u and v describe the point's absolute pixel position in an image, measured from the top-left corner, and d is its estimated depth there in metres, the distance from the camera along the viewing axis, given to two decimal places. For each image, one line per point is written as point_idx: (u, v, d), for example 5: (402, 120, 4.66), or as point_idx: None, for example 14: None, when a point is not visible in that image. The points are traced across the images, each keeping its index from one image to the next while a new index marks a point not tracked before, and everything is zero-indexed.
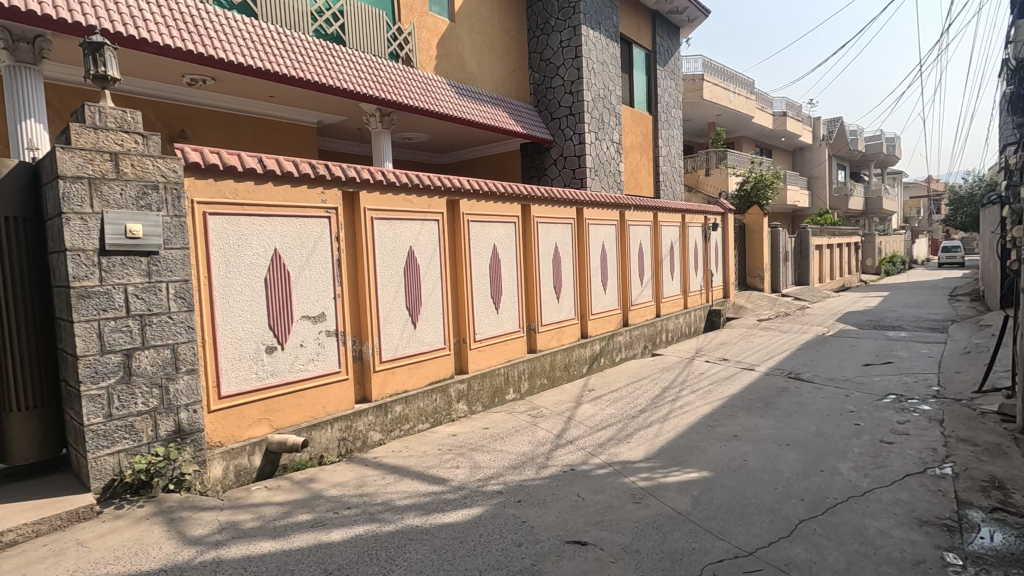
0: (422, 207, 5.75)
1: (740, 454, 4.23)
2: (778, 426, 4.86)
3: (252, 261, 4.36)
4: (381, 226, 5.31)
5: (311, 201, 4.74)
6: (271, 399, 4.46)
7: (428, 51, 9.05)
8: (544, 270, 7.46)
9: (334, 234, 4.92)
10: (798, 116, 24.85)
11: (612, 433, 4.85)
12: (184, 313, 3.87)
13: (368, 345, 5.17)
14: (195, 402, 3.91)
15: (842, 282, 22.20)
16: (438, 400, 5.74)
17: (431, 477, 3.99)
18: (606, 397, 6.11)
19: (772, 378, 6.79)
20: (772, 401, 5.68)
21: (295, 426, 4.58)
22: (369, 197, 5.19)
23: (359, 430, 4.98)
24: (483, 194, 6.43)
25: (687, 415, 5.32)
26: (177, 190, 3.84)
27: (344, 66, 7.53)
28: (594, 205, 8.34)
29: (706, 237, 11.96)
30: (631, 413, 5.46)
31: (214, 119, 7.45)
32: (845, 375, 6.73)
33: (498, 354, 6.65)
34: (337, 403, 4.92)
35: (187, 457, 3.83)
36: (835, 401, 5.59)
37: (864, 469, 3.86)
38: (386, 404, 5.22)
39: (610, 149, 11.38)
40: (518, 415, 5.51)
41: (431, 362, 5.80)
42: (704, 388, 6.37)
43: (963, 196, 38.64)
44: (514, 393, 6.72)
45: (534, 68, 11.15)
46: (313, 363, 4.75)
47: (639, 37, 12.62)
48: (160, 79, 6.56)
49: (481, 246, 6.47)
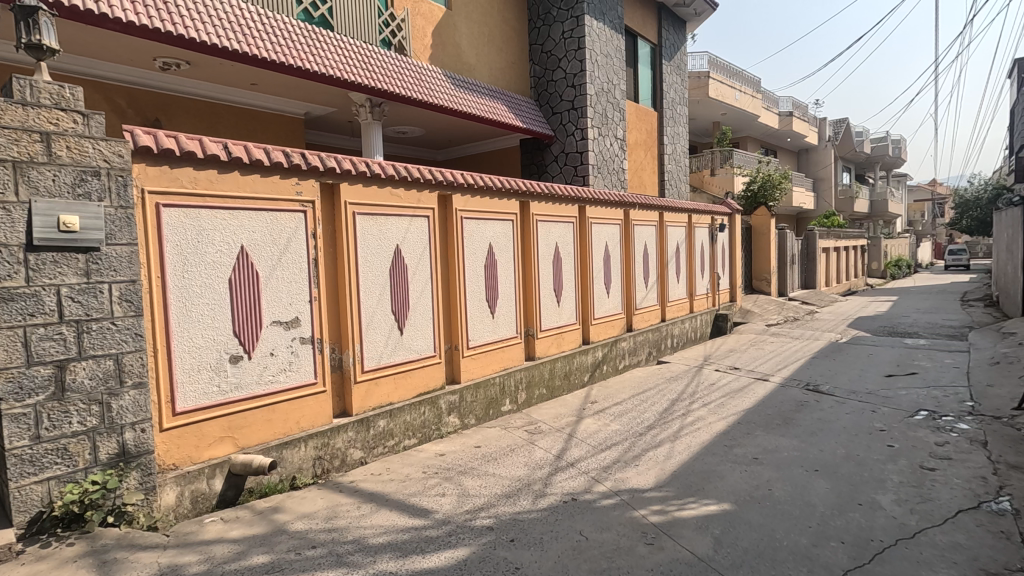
0: (411, 202, 5.25)
1: (763, 482, 3.74)
2: (802, 448, 4.36)
3: (212, 259, 3.86)
4: (364, 222, 4.82)
5: (285, 194, 4.26)
6: (235, 415, 3.96)
7: (423, 39, 8.54)
8: (544, 272, 6.96)
9: (311, 230, 4.43)
10: (804, 116, 24.38)
11: (618, 454, 4.35)
12: (131, 318, 3.38)
13: (349, 353, 4.68)
14: (143, 420, 3.42)
15: (848, 286, 21.77)
16: (427, 414, 5.25)
17: (412, 508, 3.49)
18: (610, 411, 5.61)
19: (788, 389, 6.28)
20: (791, 418, 5.18)
21: (264, 445, 4.09)
22: (351, 189, 4.70)
23: (337, 447, 4.51)
24: (479, 189, 5.95)
25: (700, 433, 4.81)
26: (124, 177, 3.35)
27: (330, 51, 7.03)
28: (597, 203, 7.84)
29: (713, 239, 11.48)
30: (638, 430, 4.96)
31: (191, 107, 6.97)
32: (867, 387, 6.23)
33: (493, 362, 6.15)
34: (313, 418, 4.43)
35: (133, 484, 3.34)
36: (860, 418, 5.10)
37: (908, 503, 3.36)
38: (368, 419, 4.73)
39: (614, 146, 10.91)
40: (513, 432, 5.02)
41: (420, 371, 5.32)
42: (716, 401, 5.86)
43: (969, 199, 38.20)
44: (510, 404, 6.23)
45: (534, 61, 10.67)
46: (286, 375, 4.26)
47: (644, 30, 12.14)
48: (130, 62, 6.07)
49: (475, 246, 5.97)
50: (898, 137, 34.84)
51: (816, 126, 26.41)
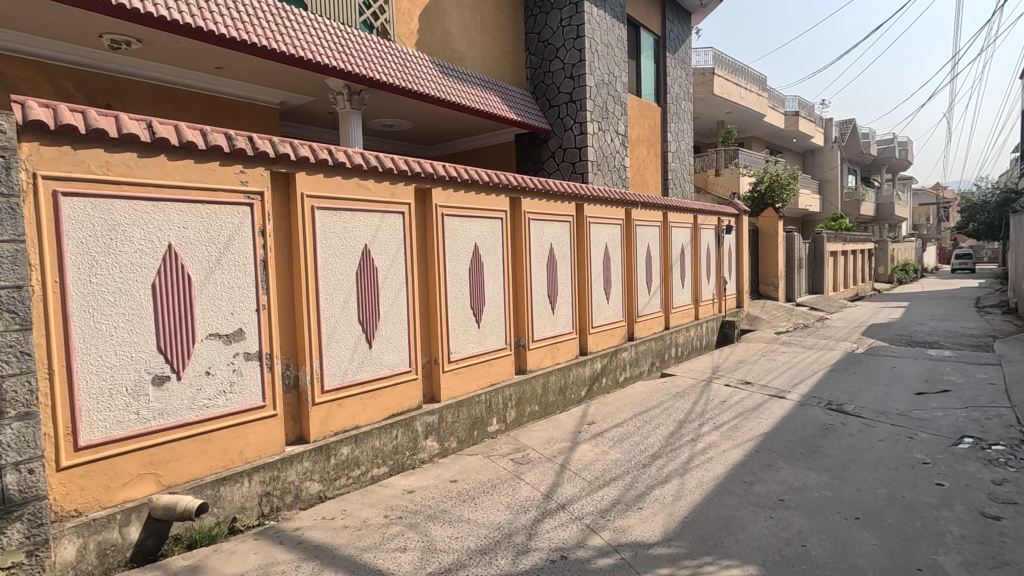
0: (383, 196, 4.60)
1: (794, 535, 3.07)
2: (836, 486, 3.70)
3: (129, 261, 3.19)
4: (325, 218, 4.16)
5: (226, 183, 3.60)
6: (159, 447, 3.30)
7: (409, 24, 7.91)
8: (536, 277, 6.31)
9: (258, 227, 3.79)
10: (810, 117, 23.78)
11: (617, 494, 3.68)
12: (14, 333, 2.71)
13: (305, 370, 4.05)
14: (31, 459, 2.75)
15: (856, 291, 21.10)
16: (400, 438, 4.59)
17: (362, 571, 2.82)
18: (609, 435, 4.96)
19: (809, 409, 5.60)
20: (817, 445, 4.51)
21: (196, 482, 3.43)
22: (309, 179, 4.05)
23: (290, 480, 3.87)
24: (463, 183, 5.30)
25: (713, 465, 4.14)
26: (6, 158, 2.68)
27: (302, 31, 6.36)
28: (596, 199, 7.19)
29: (720, 242, 10.82)
30: (641, 461, 4.29)
31: (150, 93, 6.34)
32: (898, 408, 5.54)
33: (479, 377, 5.49)
34: (259, 448, 3.78)
35: (15, 539, 2.68)
36: (897, 447, 4.42)
37: (979, 569, 2.70)
38: (328, 446, 4.09)
39: (614, 142, 10.27)
40: (498, 462, 4.36)
41: (392, 390, 4.65)
42: (729, 423, 5.18)
43: (976, 203, 37.56)
44: (498, 424, 5.56)
45: (530, 50, 10.02)
46: (225, 398, 3.60)
47: (648, 21, 11.51)
48: (74, 39, 5.42)
49: (459, 247, 5.31)
50: (905, 139, 34.24)
51: (822, 127, 25.77)
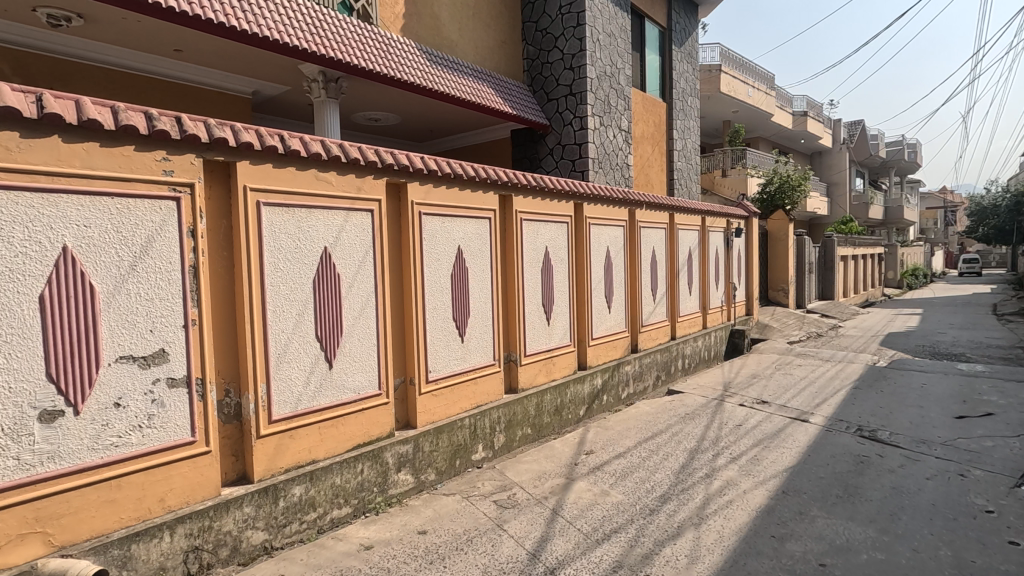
0: (348, 190, 3.95)
1: None
2: (887, 545, 3.02)
3: (7, 266, 2.53)
4: (273, 215, 3.51)
5: (142, 172, 2.95)
6: (50, 499, 2.64)
7: (394, 8, 7.28)
8: (529, 284, 5.66)
9: (188, 226, 3.15)
10: (818, 116, 23.13)
11: (619, 554, 3.01)
12: None
13: (248, 397, 3.40)
14: None
15: (867, 298, 20.42)
16: (366, 473, 3.94)
17: None
18: (609, 468, 4.30)
19: (837, 436, 4.92)
20: (856, 485, 3.83)
21: (100, 540, 2.78)
22: (253, 170, 3.41)
23: (227, 530, 3.22)
24: (445, 177, 4.64)
25: (734, 513, 3.46)
26: None
27: (270, 9, 5.72)
28: (597, 198, 6.55)
29: (729, 246, 10.14)
30: (647, 505, 3.62)
31: (103, 78, 5.73)
32: (939, 436, 4.86)
33: (462, 399, 4.82)
34: (187, 493, 3.12)
35: None
36: (950, 490, 3.74)
37: None
38: (275, 487, 3.43)
39: (617, 138, 9.62)
40: (480, 505, 3.71)
41: (358, 417, 4.00)
42: (747, 454, 4.50)
43: (986, 207, 36.80)
44: (484, 451, 4.91)
45: (527, 40, 9.39)
46: (141, 434, 2.95)
47: (652, 11, 10.86)
48: (6, 13, 4.79)
49: (439, 250, 4.66)
50: (914, 140, 33.50)
51: (830, 128, 25.10)
